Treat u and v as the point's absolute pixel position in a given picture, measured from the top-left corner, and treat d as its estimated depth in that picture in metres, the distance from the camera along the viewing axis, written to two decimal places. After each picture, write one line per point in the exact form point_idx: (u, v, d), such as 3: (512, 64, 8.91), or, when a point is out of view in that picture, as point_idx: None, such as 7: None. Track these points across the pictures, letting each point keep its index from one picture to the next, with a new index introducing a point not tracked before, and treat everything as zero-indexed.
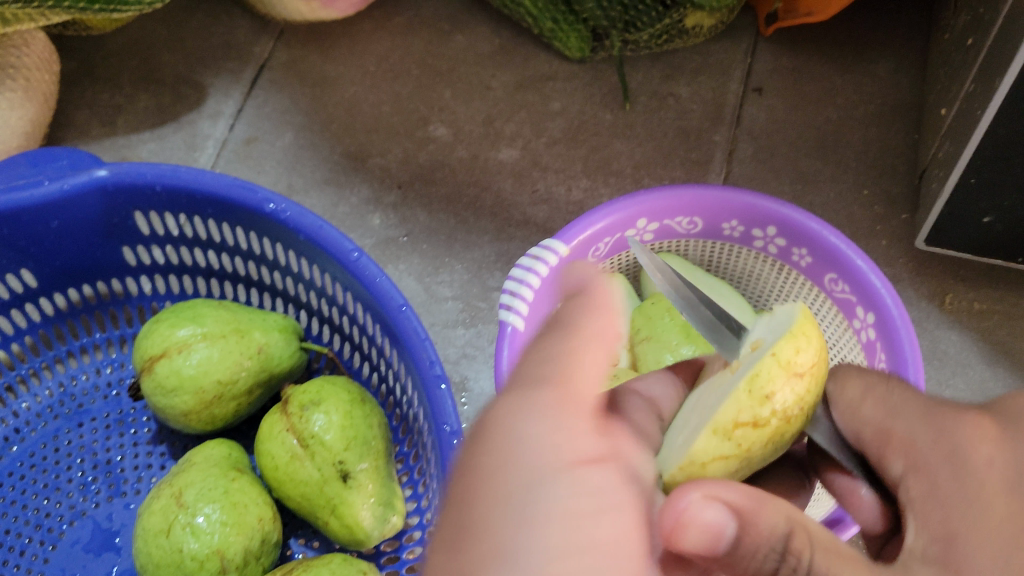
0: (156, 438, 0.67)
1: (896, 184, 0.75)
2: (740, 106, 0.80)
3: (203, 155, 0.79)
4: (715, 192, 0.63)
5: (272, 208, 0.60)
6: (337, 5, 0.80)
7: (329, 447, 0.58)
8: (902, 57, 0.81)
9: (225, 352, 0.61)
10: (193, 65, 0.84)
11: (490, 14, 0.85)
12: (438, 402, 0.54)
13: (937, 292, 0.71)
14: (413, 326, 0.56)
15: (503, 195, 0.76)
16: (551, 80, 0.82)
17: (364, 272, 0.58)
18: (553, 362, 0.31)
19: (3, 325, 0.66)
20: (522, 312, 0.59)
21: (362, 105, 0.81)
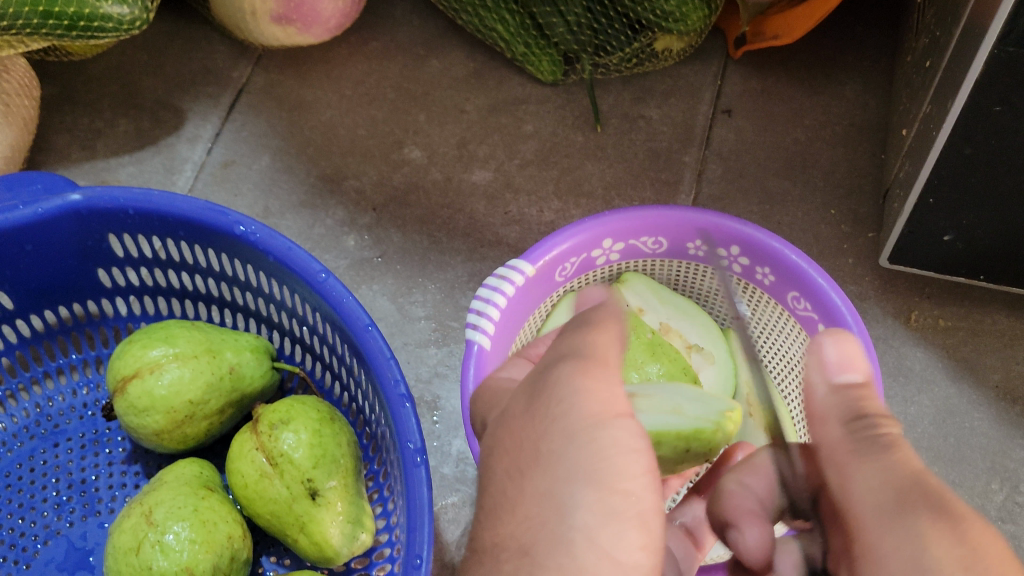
0: (131, 457, 0.68)
1: (862, 204, 0.76)
2: (710, 128, 0.81)
3: (181, 178, 0.80)
4: (679, 213, 0.64)
5: (242, 231, 0.61)
6: (313, 30, 0.82)
7: (298, 465, 0.59)
8: (870, 79, 0.82)
9: (196, 372, 0.62)
10: (173, 90, 0.85)
11: (464, 38, 0.87)
12: (402, 421, 0.54)
13: (903, 309, 0.72)
14: (379, 346, 0.57)
15: (476, 216, 0.77)
16: (524, 103, 0.83)
17: (331, 292, 0.59)
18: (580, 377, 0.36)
19: None
20: (488, 332, 0.60)
21: (338, 128, 0.82)
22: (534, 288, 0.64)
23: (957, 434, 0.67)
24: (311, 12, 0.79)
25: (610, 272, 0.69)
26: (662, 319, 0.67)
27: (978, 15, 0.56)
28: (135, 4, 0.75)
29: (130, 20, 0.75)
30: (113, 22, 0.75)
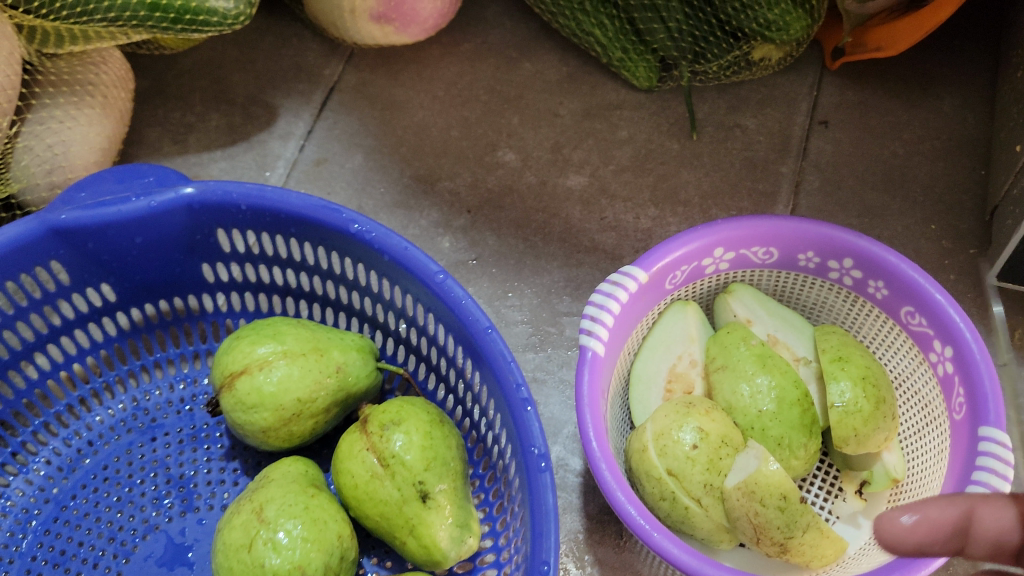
0: (229, 454, 0.67)
1: (963, 220, 0.75)
2: (807, 138, 0.80)
3: (274, 175, 0.80)
4: (792, 224, 0.64)
5: (357, 229, 0.60)
6: (410, 30, 0.81)
7: (409, 466, 0.59)
8: (969, 94, 0.81)
9: (304, 370, 0.62)
10: (264, 87, 0.85)
11: (557, 42, 0.86)
12: (525, 424, 0.54)
13: (1007, 328, 0.71)
14: (499, 349, 0.56)
15: (572, 222, 0.77)
16: (618, 109, 0.82)
17: (449, 293, 0.58)
18: None
19: (78, 338, 0.68)
20: (603, 337, 0.60)
21: (430, 129, 0.82)
22: (645, 296, 0.64)
23: None
24: (410, 11, 0.79)
25: (716, 282, 0.68)
26: (770, 330, 0.66)
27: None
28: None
29: (235, 15, 0.75)
30: (217, 17, 0.74)
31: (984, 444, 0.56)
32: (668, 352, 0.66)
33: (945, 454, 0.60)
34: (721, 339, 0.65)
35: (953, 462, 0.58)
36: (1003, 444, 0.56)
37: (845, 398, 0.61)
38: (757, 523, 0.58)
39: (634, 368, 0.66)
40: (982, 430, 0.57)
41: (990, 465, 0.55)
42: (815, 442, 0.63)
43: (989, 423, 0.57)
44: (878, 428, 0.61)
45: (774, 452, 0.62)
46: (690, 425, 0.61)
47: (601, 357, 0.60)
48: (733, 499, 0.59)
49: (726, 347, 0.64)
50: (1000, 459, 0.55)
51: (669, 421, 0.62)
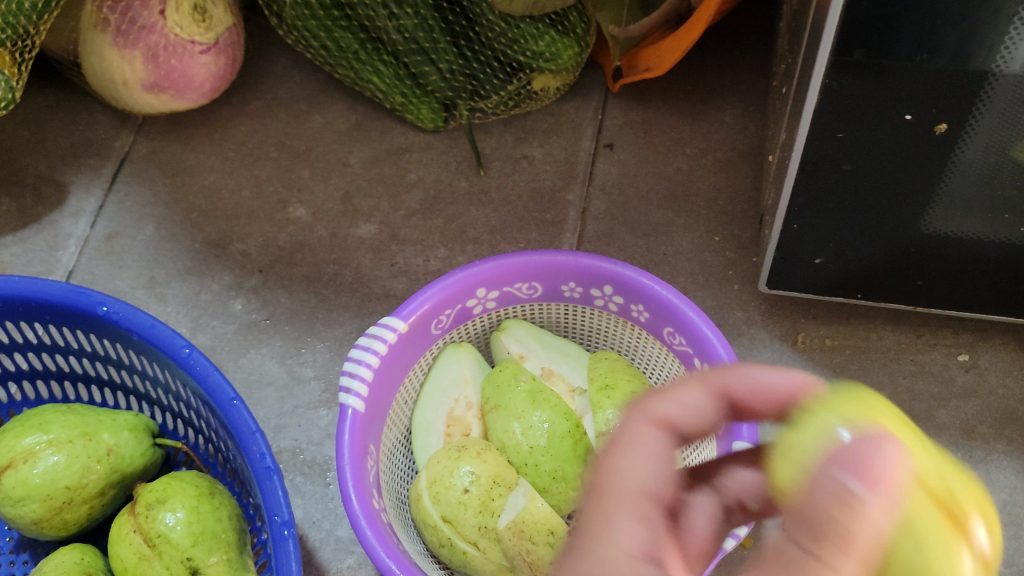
0: (19, 545, 0.66)
1: (745, 229, 0.77)
2: (592, 163, 0.81)
3: (65, 254, 0.79)
4: (549, 258, 0.64)
5: (106, 310, 0.60)
6: (187, 96, 0.81)
7: (176, 544, 0.58)
8: (747, 102, 0.83)
9: (71, 457, 0.61)
10: (55, 165, 0.84)
11: (345, 91, 0.87)
12: (270, 493, 0.54)
13: (790, 332, 0.72)
14: (244, 419, 0.56)
15: (363, 271, 0.77)
16: (407, 152, 0.83)
17: (195, 367, 0.58)
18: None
19: None
20: (362, 393, 0.60)
21: (221, 192, 0.82)
22: (410, 344, 0.64)
23: None
24: (182, 77, 0.79)
25: (489, 320, 0.69)
26: (544, 363, 0.66)
27: (815, 30, 0.56)
28: None
29: None
30: None
31: None
32: (444, 397, 0.66)
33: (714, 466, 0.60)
34: (493, 378, 0.66)
35: None
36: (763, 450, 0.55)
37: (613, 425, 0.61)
38: (531, 563, 0.58)
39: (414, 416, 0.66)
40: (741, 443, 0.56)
41: None
42: None
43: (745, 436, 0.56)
44: None
45: (550, 487, 0.62)
46: (464, 468, 0.60)
47: (363, 414, 0.60)
48: (506, 540, 0.59)
49: (499, 387, 0.64)
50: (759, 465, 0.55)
51: (441, 467, 0.61)
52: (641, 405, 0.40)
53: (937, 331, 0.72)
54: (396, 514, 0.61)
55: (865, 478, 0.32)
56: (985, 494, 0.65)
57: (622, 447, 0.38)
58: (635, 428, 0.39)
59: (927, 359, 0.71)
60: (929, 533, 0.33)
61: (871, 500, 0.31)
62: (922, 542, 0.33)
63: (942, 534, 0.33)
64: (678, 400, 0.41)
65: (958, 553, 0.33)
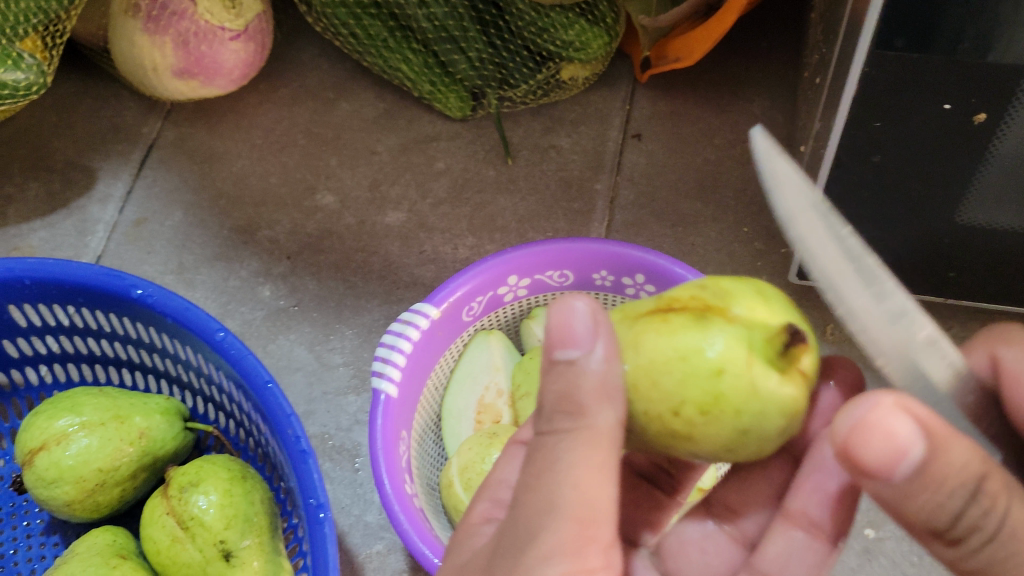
0: (50, 528, 0.66)
1: (773, 220, 0.77)
2: (620, 153, 0.81)
3: (93, 239, 0.79)
4: (582, 246, 0.64)
5: (140, 293, 0.60)
6: (216, 82, 0.81)
7: (209, 527, 0.58)
8: (776, 94, 0.83)
9: (104, 440, 0.61)
10: (83, 150, 0.84)
11: (372, 80, 0.87)
12: (305, 476, 0.54)
13: (819, 323, 0.72)
14: (279, 403, 0.56)
15: (391, 258, 0.77)
16: (435, 141, 0.83)
17: (230, 351, 0.58)
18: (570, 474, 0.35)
19: None
20: (394, 378, 0.60)
21: (249, 178, 0.82)
22: (441, 330, 0.64)
23: None
24: (212, 63, 0.79)
25: (520, 307, 0.69)
26: None
27: (853, 20, 0.56)
28: (31, 68, 0.74)
29: (26, 85, 0.74)
30: (9, 89, 0.73)
31: None
32: (474, 383, 0.66)
33: None
34: (523, 365, 0.66)
35: None
36: None
37: None
38: None
39: (443, 403, 0.66)
40: None
41: None
42: None
43: None
44: None
45: None
46: (496, 455, 0.60)
47: (395, 399, 0.60)
48: None
49: (530, 374, 0.64)
50: None
51: (473, 453, 0.61)
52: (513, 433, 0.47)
53: (966, 323, 0.72)
54: (427, 500, 0.61)
55: (572, 337, 0.35)
56: None
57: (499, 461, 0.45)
58: (509, 444, 0.45)
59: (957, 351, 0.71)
60: (710, 335, 0.35)
61: (586, 356, 0.35)
62: (677, 351, 0.35)
63: (736, 339, 0.35)
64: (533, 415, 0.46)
65: (690, 335, 0.35)
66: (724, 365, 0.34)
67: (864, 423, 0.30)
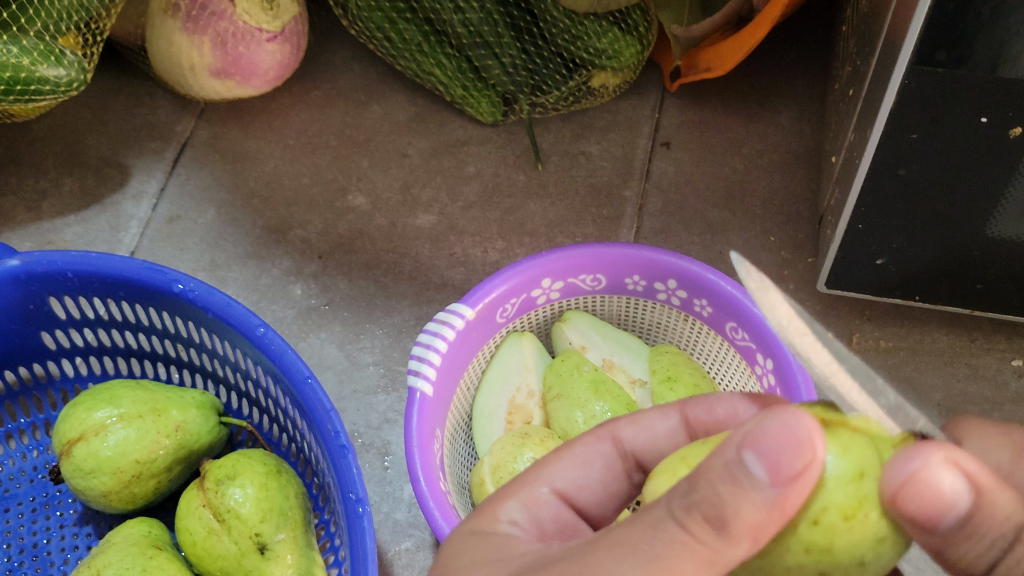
0: (82, 519, 0.67)
1: (801, 230, 0.78)
2: (649, 161, 0.82)
3: (127, 235, 0.80)
4: (615, 251, 0.65)
5: (181, 288, 0.61)
6: (251, 83, 0.82)
7: (245, 520, 0.59)
8: (804, 105, 0.84)
9: (141, 432, 0.62)
10: (117, 147, 0.85)
11: (404, 83, 0.88)
12: (344, 471, 0.55)
13: (844, 332, 0.73)
14: (318, 398, 0.57)
15: (422, 260, 0.78)
16: (465, 145, 0.84)
17: (270, 346, 0.59)
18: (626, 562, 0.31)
19: None
20: (430, 377, 0.61)
21: (281, 178, 0.83)
22: (475, 331, 0.65)
23: None
24: (249, 64, 0.80)
25: (551, 310, 0.70)
26: (605, 355, 0.67)
27: (893, 32, 0.57)
28: (72, 65, 0.75)
29: (67, 82, 0.75)
30: (49, 86, 0.74)
31: None
32: (506, 385, 0.67)
33: None
34: (555, 368, 0.66)
35: None
36: None
37: None
38: None
39: (475, 403, 0.67)
40: None
41: None
42: None
43: None
44: None
45: None
46: (527, 455, 0.61)
47: (431, 398, 0.61)
48: None
49: (562, 377, 0.65)
50: None
51: (505, 453, 0.62)
52: (611, 422, 0.44)
53: (990, 335, 0.73)
54: (459, 498, 0.62)
55: (777, 468, 0.28)
56: None
57: (569, 450, 0.44)
58: (586, 438, 0.44)
59: (981, 363, 0.72)
60: (846, 447, 0.31)
61: (766, 490, 0.29)
62: None
63: (864, 444, 0.31)
64: (645, 425, 0.44)
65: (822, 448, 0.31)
66: (862, 471, 0.30)
67: (914, 480, 0.29)
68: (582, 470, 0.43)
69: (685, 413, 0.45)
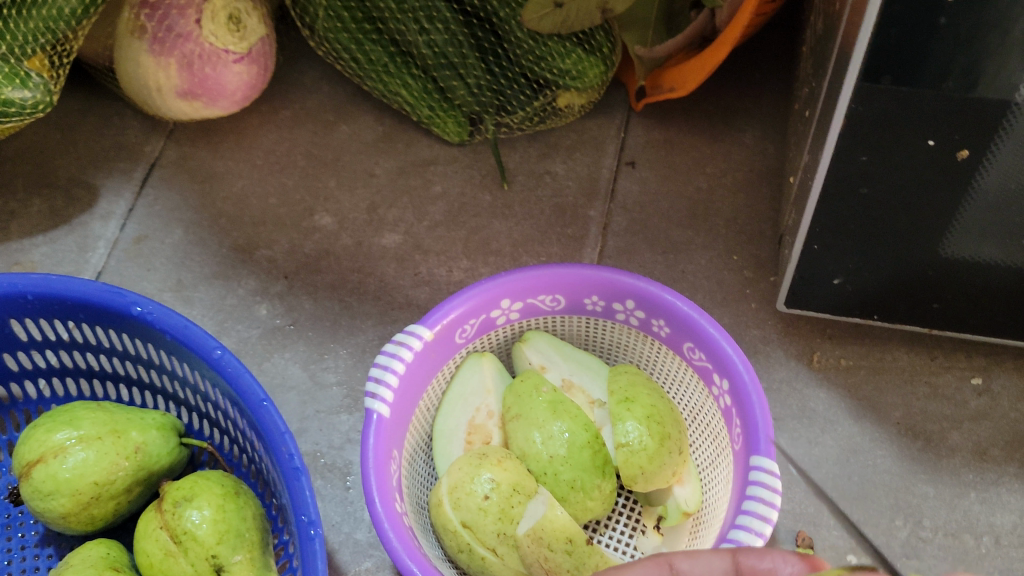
0: (44, 540, 0.67)
1: (763, 249, 0.78)
2: (615, 180, 0.82)
3: (94, 255, 0.81)
4: (574, 272, 0.66)
5: (139, 310, 0.61)
6: (219, 103, 0.83)
7: (201, 541, 0.59)
8: (768, 124, 0.84)
9: (100, 453, 0.62)
10: (86, 167, 0.85)
11: (371, 103, 0.88)
12: (297, 494, 0.55)
13: (805, 351, 0.74)
14: (274, 421, 0.57)
15: (387, 279, 0.78)
16: (432, 165, 0.84)
17: (226, 368, 0.59)
18: None
19: None
20: (387, 398, 0.61)
21: (249, 198, 0.84)
22: (434, 352, 0.65)
23: (863, 473, 0.69)
24: (215, 85, 0.81)
25: (512, 331, 0.70)
26: (564, 375, 0.68)
27: (842, 56, 0.57)
28: (38, 87, 0.75)
29: (33, 104, 0.75)
30: (15, 107, 0.74)
31: (755, 474, 0.57)
32: (466, 405, 0.67)
33: (728, 484, 0.61)
34: (515, 388, 0.67)
35: (733, 491, 0.60)
36: (771, 472, 0.57)
37: (631, 437, 0.62)
38: (547, 569, 0.59)
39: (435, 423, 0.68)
40: (753, 460, 0.58)
41: (758, 493, 0.56)
42: (609, 481, 0.64)
43: (759, 452, 0.58)
44: (663, 464, 0.62)
45: (568, 496, 0.63)
46: (484, 475, 0.61)
47: (388, 419, 0.61)
48: (525, 546, 0.60)
49: (520, 397, 0.66)
50: (767, 487, 0.56)
51: (462, 474, 0.62)
52: (665, 553, 0.45)
53: (950, 353, 0.74)
54: (416, 518, 0.62)
55: None
56: (995, 516, 0.66)
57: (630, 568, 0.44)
58: (647, 561, 0.44)
59: (941, 381, 0.72)
60: None
61: None
62: None
63: None
64: (703, 561, 0.45)
65: None
66: None
67: None
68: None
69: (738, 557, 0.46)
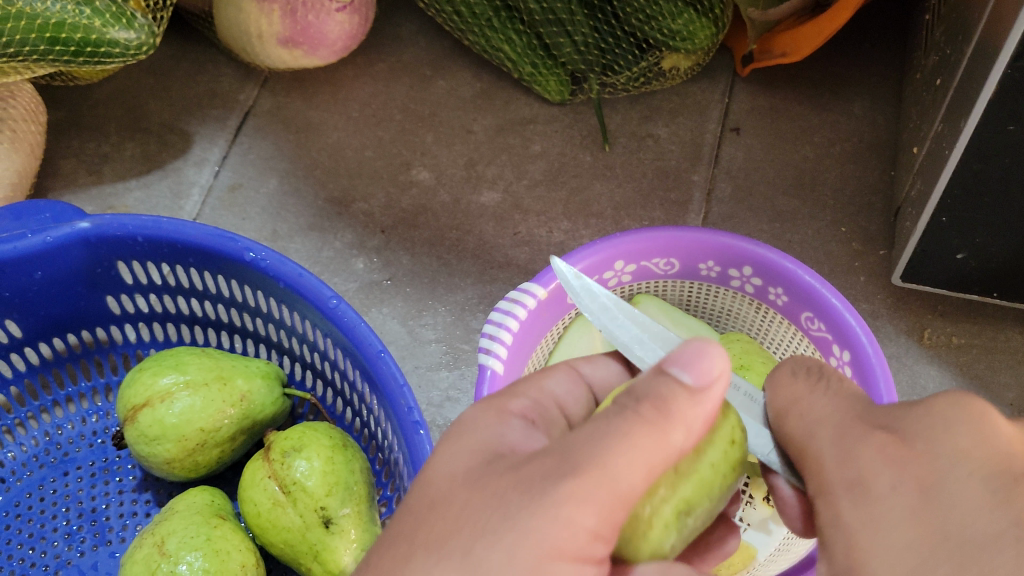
0: (141, 485, 0.66)
1: (873, 222, 0.76)
2: (719, 146, 0.81)
3: (188, 203, 0.80)
4: (691, 235, 0.64)
5: (252, 256, 0.60)
6: (318, 53, 0.82)
7: (311, 492, 0.58)
8: (878, 95, 0.82)
9: (207, 400, 0.61)
10: (179, 113, 0.84)
11: (470, 59, 0.87)
12: (418, 448, 0.53)
13: (916, 327, 0.72)
14: (391, 372, 0.56)
15: (485, 238, 0.77)
16: (532, 124, 0.83)
17: (343, 318, 0.58)
18: (622, 446, 0.31)
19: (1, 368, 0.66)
20: (501, 355, 0.59)
21: (345, 150, 0.82)
22: (546, 310, 0.64)
23: None
24: (317, 34, 0.79)
25: (622, 293, 0.69)
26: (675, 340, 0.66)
27: (993, 22, 0.55)
28: (142, 29, 0.74)
29: (136, 45, 0.74)
30: (119, 48, 0.73)
31: None
32: None
33: None
34: None
35: None
36: None
37: None
38: None
39: None
40: None
41: None
42: None
43: None
44: None
45: None
46: None
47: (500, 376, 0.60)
48: None
49: None
50: None
51: None
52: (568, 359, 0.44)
53: None
54: None
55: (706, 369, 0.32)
56: None
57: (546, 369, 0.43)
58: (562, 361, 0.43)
59: None
60: None
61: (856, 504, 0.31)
62: None
63: None
64: (604, 366, 0.44)
65: None
66: None
67: None
68: (572, 384, 0.42)
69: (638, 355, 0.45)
